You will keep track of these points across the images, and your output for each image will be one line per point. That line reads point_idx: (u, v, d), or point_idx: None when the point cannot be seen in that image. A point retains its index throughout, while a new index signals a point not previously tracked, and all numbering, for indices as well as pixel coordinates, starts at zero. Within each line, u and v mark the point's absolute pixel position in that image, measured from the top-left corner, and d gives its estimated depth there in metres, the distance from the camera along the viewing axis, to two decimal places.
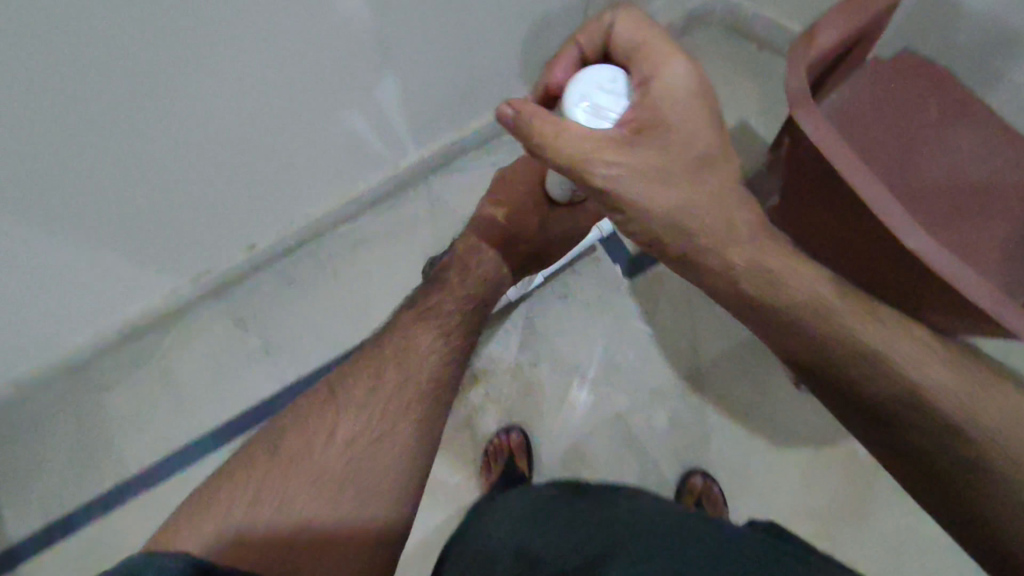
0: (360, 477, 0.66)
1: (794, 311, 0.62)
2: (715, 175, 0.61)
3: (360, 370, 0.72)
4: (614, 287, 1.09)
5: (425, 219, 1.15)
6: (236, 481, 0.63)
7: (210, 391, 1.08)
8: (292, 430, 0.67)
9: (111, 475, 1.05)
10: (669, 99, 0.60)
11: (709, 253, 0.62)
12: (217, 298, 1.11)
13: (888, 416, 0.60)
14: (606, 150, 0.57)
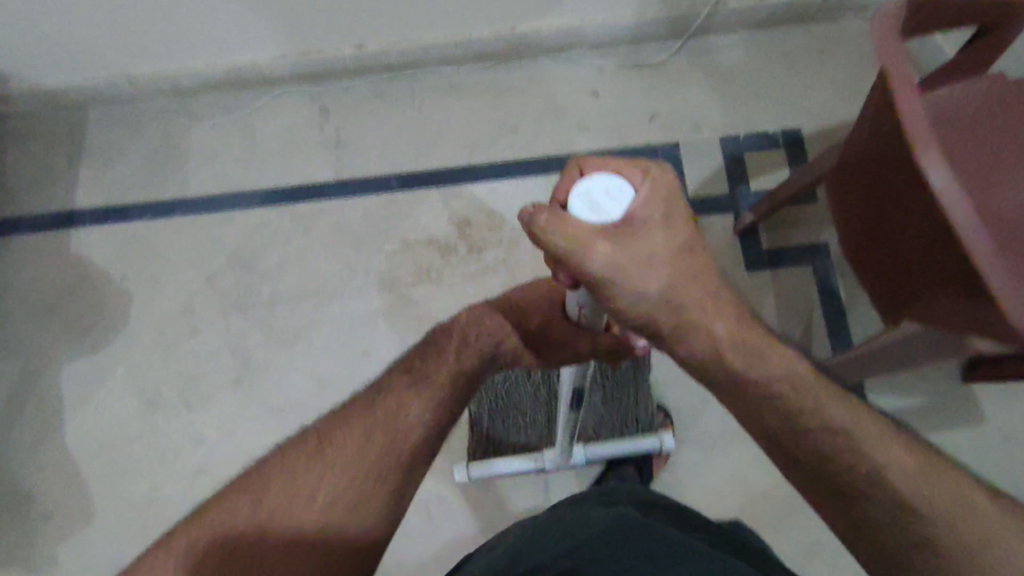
0: (342, 502, 0.58)
1: (761, 387, 0.56)
2: (701, 285, 0.53)
3: (347, 424, 0.62)
4: None
5: (520, 91, 1.19)
6: (214, 531, 0.56)
7: (277, 158, 1.18)
8: (271, 472, 0.59)
9: (169, 189, 1.18)
10: (658, 193, 0.48)
11: (691, 332, 0.54)
12: (315, 84, 1.21)
13: (842, 498, 0.55)
14: (602, 250, 0.46)
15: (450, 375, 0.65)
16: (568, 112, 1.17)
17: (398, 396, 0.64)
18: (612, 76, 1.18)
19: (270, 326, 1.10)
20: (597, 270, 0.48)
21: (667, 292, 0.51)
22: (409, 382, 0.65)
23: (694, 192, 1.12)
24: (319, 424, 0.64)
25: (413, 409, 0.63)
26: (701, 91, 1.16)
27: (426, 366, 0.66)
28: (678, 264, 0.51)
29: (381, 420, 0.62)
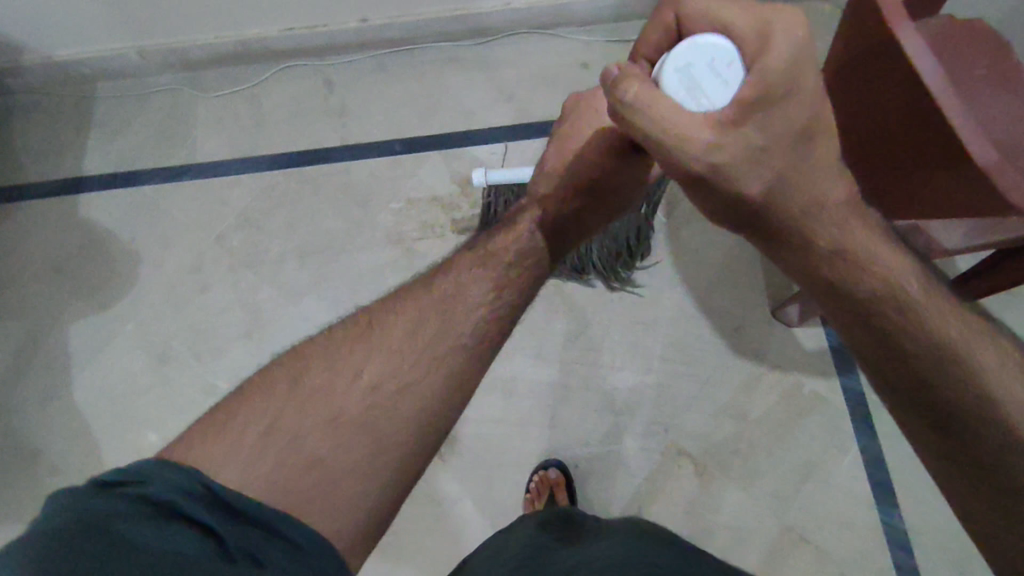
0: (386, 396, 0.53)
1: (863, 299, 0.48)
2: (821, 170, 0.46)
3: (403, 303, 0.59)
4: None
5: (515, 64, 1.27)
6: (249, 412, 0.50)
7: (283, 125, 1.24)
8: (314, 354, 0.55)
9: (177, 155, 1.22)
10: (771, 65, 0.43)
11: (792, 232, 0.48)
12: (320, 59, 1.27)
13: (942, 432, 0.47)
14: (699, 135, 0.44)
15: (516, 255, 0.66)
16: (561, 82, 1.26)
17: (456, 282, 0.62)
18: (599, 50, 1.28)
19: (279, 280, 1.14)
20: (693, 164, 0.45)
21: (772, 182, 0.46)
22: (477, 262, 0.65)
23: None
24: (369, 308, 0.60)
25: (474, 294, 0.61)
26: None
27: (489, 250, 0.67)
28: (784, 149, 0.45)
29: (436, 305, 0.59)
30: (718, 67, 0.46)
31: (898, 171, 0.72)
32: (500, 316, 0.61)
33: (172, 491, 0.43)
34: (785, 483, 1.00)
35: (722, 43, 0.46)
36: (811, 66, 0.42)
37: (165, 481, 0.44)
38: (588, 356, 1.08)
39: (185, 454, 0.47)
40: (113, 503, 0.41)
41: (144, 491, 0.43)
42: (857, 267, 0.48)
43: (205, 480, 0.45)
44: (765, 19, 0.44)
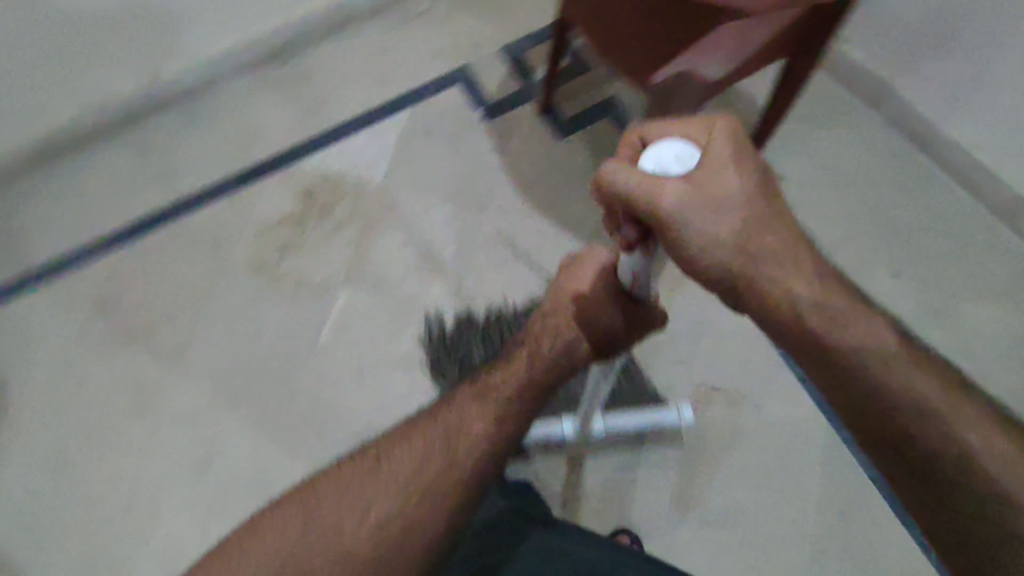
0: (387, 535, 0.55)
1: (840, 355, 0.54)
2: (776, 238, 0.55)
3: (409, 438, 0.61)
4: (473, 126, 1.25)
5: (318, 71, 1.31)
6: (261, 553, 0.54)
7: (110, 203, 1.22)
8: (326, 490, 0.58)
9: (12, 268, 1.18)
10: (721, 145, 0.54)
11: (761, 283, 0.55)
12: (127, 129, 1.27)
13: (916, 472, 0.51)
14: (668, 190, 0.52)
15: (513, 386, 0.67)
16: (364, 74, 1.30)
17: (463, 409, 0.64)
18: (389, 33, 1.33)
19: (157, 346, 1.12)
20: (666, 208, 0.52)
21: (740, 241, 0.54)
22: (475, 395, 0.66)
23: (492, 96, 1.27)
24: (379, 441, 0.62)
25: (473, 427, 0.62)
26: (467, 20, 1.34)
27: (491, 379, 0.69)
28: (749, 213, 0.55)
29: (439, 442, 0.60)
30: (682, 162, 0.53)
31: None
32: (499, 448, 0.62)
33: None
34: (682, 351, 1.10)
35: (680, 144, 0.54)
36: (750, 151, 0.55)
37: None
38: (475, 305, 1.13)
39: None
40: None
41: None
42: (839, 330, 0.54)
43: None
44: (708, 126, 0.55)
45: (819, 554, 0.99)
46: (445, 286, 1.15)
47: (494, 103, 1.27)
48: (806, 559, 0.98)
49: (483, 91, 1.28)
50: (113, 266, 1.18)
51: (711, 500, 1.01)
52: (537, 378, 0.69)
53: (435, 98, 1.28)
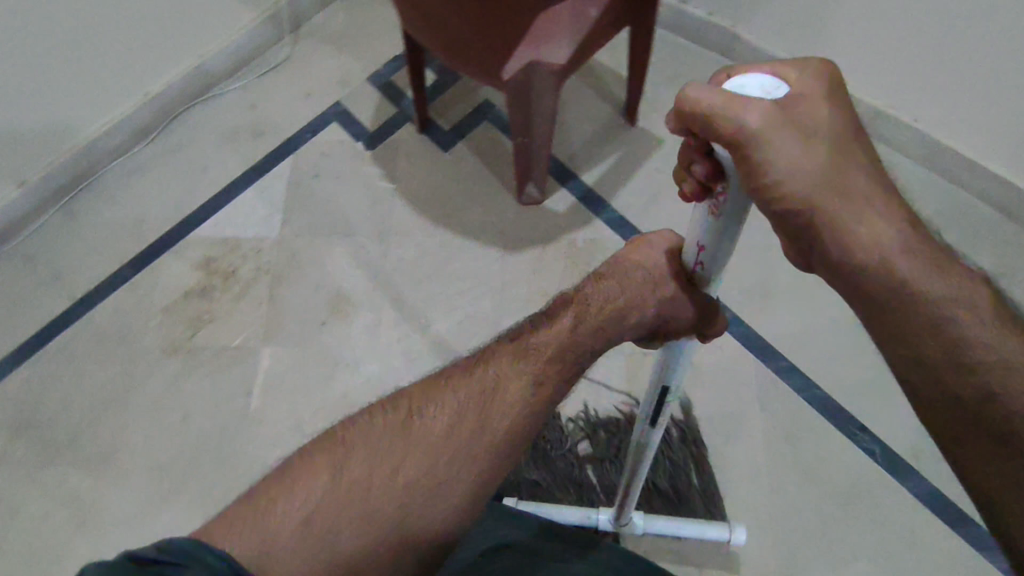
0: (422, 495, 0.48)
1: (929, 305, 0.47)
2: (863, 182, 0.47)
3: (439, 395, 0.53)
4: (358, 159, 1.26)
5: (191, 140, 1.29)
6: (286, 500, 0.45)
7: (4, 321, 1.17)
8: (358, 440, 0.49)
9: None
10: (812, 75, 0.47)
11: (839, 226, 0.47)
12: (5, 243, 1.22)
13: (991, 435, 0.44)
14: (754, 113, 0.42)
15: (556, 348, 0.58)
16: (239, 133, 1.29)
17: (498, 369, 0.56)
18: (255, 87, 1.33)
19: (85, 454, 1.08)
20: (754, 126, 0.42)
21: (824, 176, 0.46)
22: (512, 355, 0.57)
23: (370, 126, 1.28)
24: (405, 393, 0.54)
25: (507, 394, 0.54)
26: (330, 58, 1.34)
27: (528, 340, 0.59)
28: (841, 148, 0.47)
29: (476, 395, 0.53)
30: (770, 88, 0.44)
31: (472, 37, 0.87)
32: (535, 414, 0.55)
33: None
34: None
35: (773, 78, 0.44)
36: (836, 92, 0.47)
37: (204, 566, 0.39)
38: (400, 331, 1.13)
39: (213, 536, 0.42)
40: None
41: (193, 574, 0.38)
42: (924, 275, 0.47)
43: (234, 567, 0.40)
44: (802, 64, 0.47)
45: (777, 482, 1.02)
46: (366, 320, 1.14)
47: (373, 133, 1.28)
48: (766, 491, 1.02)
49: (361, 123, 1.29)
50: (20, 384, 1.13)
51: None
52: (582, 352, 0.59)
53: (315, 140, 1.28)
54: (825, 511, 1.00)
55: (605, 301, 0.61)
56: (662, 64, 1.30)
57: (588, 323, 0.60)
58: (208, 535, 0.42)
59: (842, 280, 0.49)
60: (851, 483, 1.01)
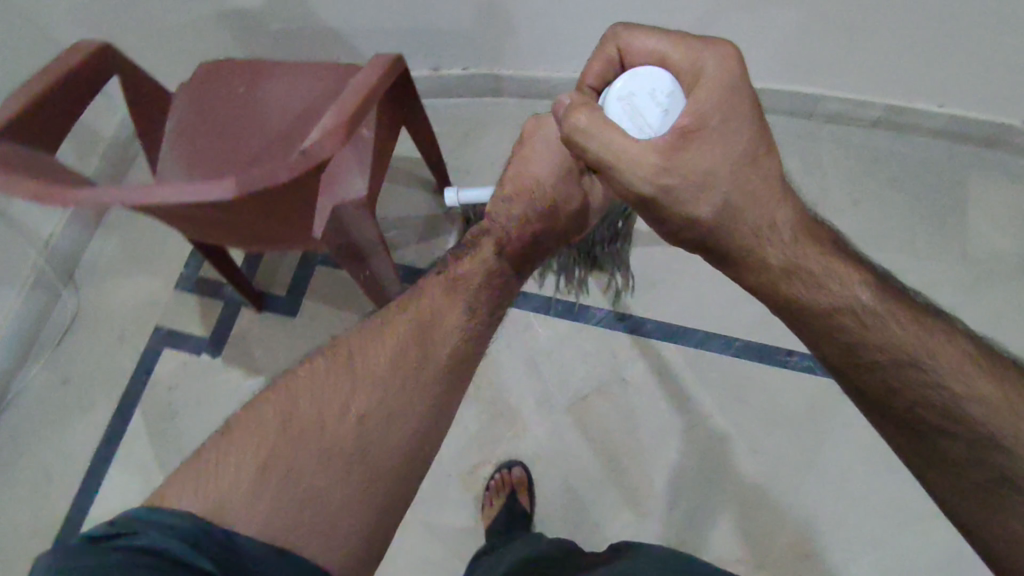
0: (370, 430, 0.59)
1: (819, 315, 0.56)
2: (754, 210, 0.56)
3: (381, 333, 0.66)
4: (209, 370, 1.14)
5: (18, 450, 1.12)
6: (242, 450, 0.56)
7: None
8: (302, 390, 0.60)
9: None
10: (706, 99, 0.55)
11: (736, 252, 0.58)
12: None
13: (905, 421, 0.54)
14: (649, 155, 0.54)
15: (481, 272, 0.74)
16: (69, 413, 1.13)
17: (433, 305, 0.69)
18: (59, 358, 1.17)
19: None
20: (642, 184, 0.55)
21: (720, 215, 0.56)
22: (448, 283, 0.73)
23: (203, 332, 1.17)
24: (352, 334, 0.66)
25: (450, 312, 0.69)
26: (126, 286, 1.21)
27: (460, 271, 0.75)
28: (737, 170, 0.55)
29: (417, 330, 0.66)
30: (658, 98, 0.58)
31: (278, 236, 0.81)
32: (471, 333, 0.69)
33: (165, 540, 0.48)
34: (537, 388, 1.11)
35: (663, 82, 0.58)
36: (739, 96, 0.54)
37: (155, 528, 0.48)
38: None
39: (181, 497, 0.52)
40: (104, 555, 0.45)
41: (136, 541, 0.47)
42: (812, 292, 0.56)
43: (202, 526, 0.50)
44: (702, 73, 0.55)
45: (754, 444, 1.05)
46: None
47: (212, 337, 1.16)
48: (749, 456, 1.05)
49: (194, 334, 1.17)
50: None
51: (657, 479, 1.05)
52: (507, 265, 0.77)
53: (153, 376, 1.15)
54: (803, 444, 1.05)
55: (519, 222, 0.78)
56: (445, 130, 1.31)
57: (511, 250, 0.77)
58: (171, 497, 0.52)
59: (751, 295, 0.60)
60: (810, 406, 1.06)
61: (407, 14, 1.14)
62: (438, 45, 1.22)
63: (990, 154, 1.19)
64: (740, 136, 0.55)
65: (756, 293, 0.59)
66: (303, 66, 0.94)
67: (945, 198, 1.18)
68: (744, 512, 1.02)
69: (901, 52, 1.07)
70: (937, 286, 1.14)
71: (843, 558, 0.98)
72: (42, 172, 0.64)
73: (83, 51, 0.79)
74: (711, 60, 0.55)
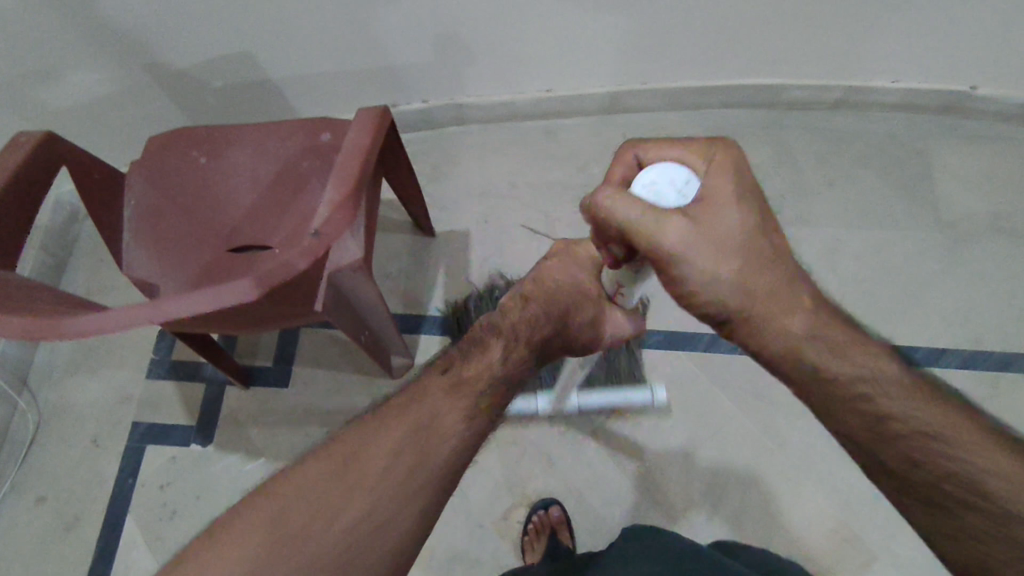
0: (363, 538, 0.50)
1: (841, 386, 0.49)
2: (773, 276, 0.49)
3: (379, 432, 0.55)
4: (202, 461, 1.05)
5: None
6: (229, 553, 0.48)
7: None
8: (296, 483, 0.52)
9: None
10: (720, 172, 0.49)
11: (758, 320, 0.49)
12: None
13: (923, 493, 0.48)
14: (674, 226, 0.47)
15: (495, 379, 0.61)
16: (49, 535, 1.02)
17: (433, 401, 0.58)
18: (28, 475, 1.05)
19: None
20: (669, 249, 0.47)
21: (738, 286, 0.49)
22: (450, 386, 0.59)
23: (189, 420, 1.08)
24: (348, 434, 0.56)
25: (451, 417, 0.57)
26: (93, 383, 1.10)
27: (467, 367, 0.61)
28: (753, 244, 0.49)
29: (414, 428, 0.55)
30: (683, 184, 0.48)
31: (278, 316, 0.77)
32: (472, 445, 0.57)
33: None
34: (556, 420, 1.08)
35: (682, 171, 0.49)
36: (748, 181, 0.49)
37: None
38: None
39: None
40: None
41: None
42: (835, 360, 0.49)
43: None
44: (709, 155, 0.49)
45: (780, 439, 1.05)
46: None
47: (200, 424, 1.07)
48: (779, 454, 1.05)
49: (179, 425, 1.08)
50: None
51: (692, 494, 1.03)
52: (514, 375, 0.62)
53: (140, 478, 1.05)
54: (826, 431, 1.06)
55: (534, 323, 0.65)
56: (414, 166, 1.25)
57: (518, 352, 0.63)
58: None
59: (766, 369, 0.51)
60: None
61: (362, 54, 1.08)
62: (396, 81, 1.16)
63: (945, 120, 1.24)
64: (753, 212, 0.49)
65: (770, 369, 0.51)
66: (266, 122, 0.87)
67: (911, 171, 1.22)
68: (784, 510, 1.02)
69: (858, 36, 1.09)
70: (920, 257, 1.17)
71: (888, 540, 0.99)
72: (16, 295, 0.58)
73: (21, 150, 0.72)
74: (717, 147, 0.49)
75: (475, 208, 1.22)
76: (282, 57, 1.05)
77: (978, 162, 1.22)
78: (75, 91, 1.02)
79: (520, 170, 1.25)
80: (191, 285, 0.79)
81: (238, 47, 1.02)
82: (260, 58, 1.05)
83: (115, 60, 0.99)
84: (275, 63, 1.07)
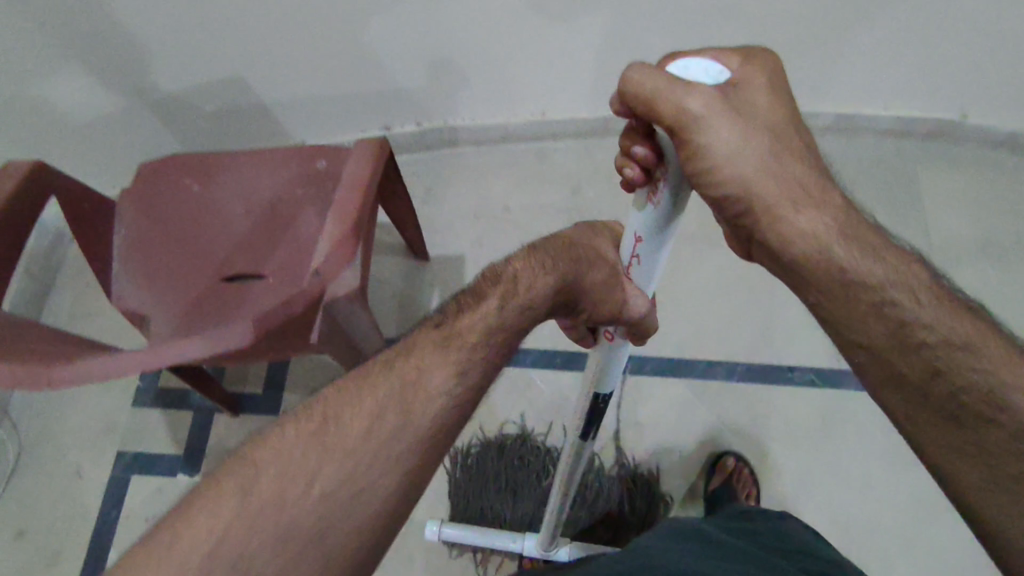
0: (340, 510, 0.39)
1: (872, 289, 0.44)
2: (801, 171, 0.45)
3: (365, 387, 0.44)
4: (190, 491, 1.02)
5: None
6: (191, 537, 0.37)
7: None
8: (267, 453, 0.41)
9: None
10: (756, 63, 0.43)
11: (782, 214, 0.45)
12: None
13: (940, 410, 0.42)
14: (704, 94, 0.39)
15: (486, 330, 0.48)
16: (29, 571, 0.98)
17: (427, 355, 0.46)
18: (9, 508, 1.02)
19: None
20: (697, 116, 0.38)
21: (766, 174, 0.44)
22: (438, 341, 0.47)
23: (176, 450, 1.05)
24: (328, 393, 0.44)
25: (441, 377, 0.45)
26: (77, 412, 1.07)
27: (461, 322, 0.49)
28: (783, 142, 0.44)
29: (407, 386, 0.44)
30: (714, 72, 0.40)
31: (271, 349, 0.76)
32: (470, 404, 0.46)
33: None
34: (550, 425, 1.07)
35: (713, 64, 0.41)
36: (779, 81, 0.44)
37: None
38: None
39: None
40: None
41: None
42: (864, 261, 0.45)
43: None
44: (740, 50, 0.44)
45: (776, 466, 1.05)
46: None
47: (187, 454, 1.05)
48: (775, 479, 1.04)
49: (166, 455, 1.05)
50: None
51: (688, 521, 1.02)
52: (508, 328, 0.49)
53: (125, 510, 1.02)
54: (821, 458, 1.06)
55: (536, 272, 0.51)
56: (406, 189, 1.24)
57: (520, 302, 0.50)
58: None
59: (784, 269, 0.47)
60: (821, 418, 1.08)
61: (354, 78, 1.08)
62: (388, 106, 1.16)
63: (932, 146, 1.26)
64: (784, 109, 0.44)
65: (787, 271, 0.47)
66: (259, 149, 0.86)
67: (900, 195, 1.23)
68: None
69: (845, 67, 1.11)
70: None
71: (886, 567, 0.99)
72: (1, 334, 0.56)
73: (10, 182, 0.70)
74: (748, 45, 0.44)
75: (468, 231, 1.21)
76: (273, 81, 1.04)
77: (967, 188, 1.24)
78: (61, 115, 1.00)
79: (514, 193, 1.24)
80: (184, 317, 0.77)
81: (229, 71, 1.01)
82: (251, 83, 1.04)
83: (103, 86, 0.98)
84: (267, 88, 1.06)
